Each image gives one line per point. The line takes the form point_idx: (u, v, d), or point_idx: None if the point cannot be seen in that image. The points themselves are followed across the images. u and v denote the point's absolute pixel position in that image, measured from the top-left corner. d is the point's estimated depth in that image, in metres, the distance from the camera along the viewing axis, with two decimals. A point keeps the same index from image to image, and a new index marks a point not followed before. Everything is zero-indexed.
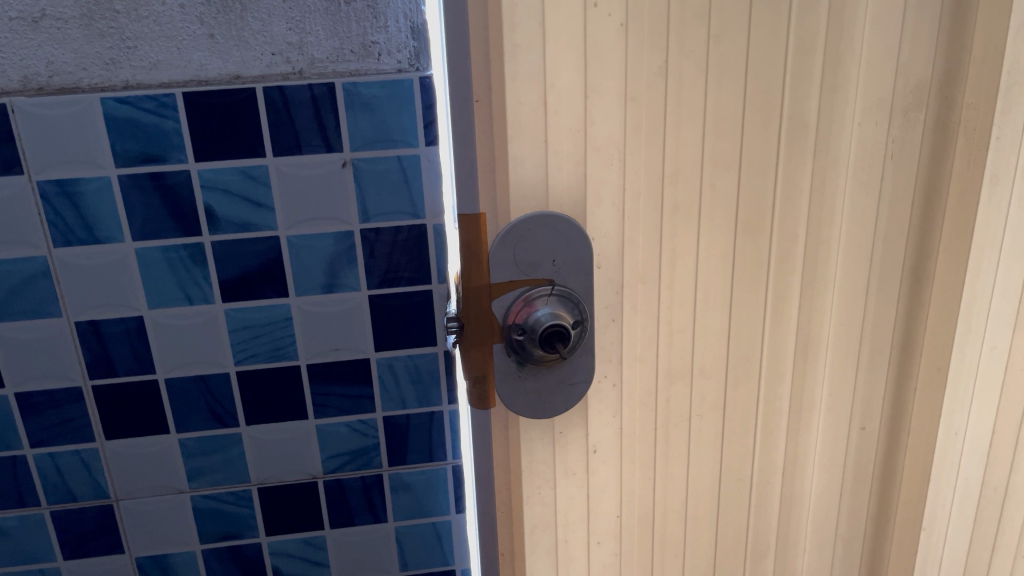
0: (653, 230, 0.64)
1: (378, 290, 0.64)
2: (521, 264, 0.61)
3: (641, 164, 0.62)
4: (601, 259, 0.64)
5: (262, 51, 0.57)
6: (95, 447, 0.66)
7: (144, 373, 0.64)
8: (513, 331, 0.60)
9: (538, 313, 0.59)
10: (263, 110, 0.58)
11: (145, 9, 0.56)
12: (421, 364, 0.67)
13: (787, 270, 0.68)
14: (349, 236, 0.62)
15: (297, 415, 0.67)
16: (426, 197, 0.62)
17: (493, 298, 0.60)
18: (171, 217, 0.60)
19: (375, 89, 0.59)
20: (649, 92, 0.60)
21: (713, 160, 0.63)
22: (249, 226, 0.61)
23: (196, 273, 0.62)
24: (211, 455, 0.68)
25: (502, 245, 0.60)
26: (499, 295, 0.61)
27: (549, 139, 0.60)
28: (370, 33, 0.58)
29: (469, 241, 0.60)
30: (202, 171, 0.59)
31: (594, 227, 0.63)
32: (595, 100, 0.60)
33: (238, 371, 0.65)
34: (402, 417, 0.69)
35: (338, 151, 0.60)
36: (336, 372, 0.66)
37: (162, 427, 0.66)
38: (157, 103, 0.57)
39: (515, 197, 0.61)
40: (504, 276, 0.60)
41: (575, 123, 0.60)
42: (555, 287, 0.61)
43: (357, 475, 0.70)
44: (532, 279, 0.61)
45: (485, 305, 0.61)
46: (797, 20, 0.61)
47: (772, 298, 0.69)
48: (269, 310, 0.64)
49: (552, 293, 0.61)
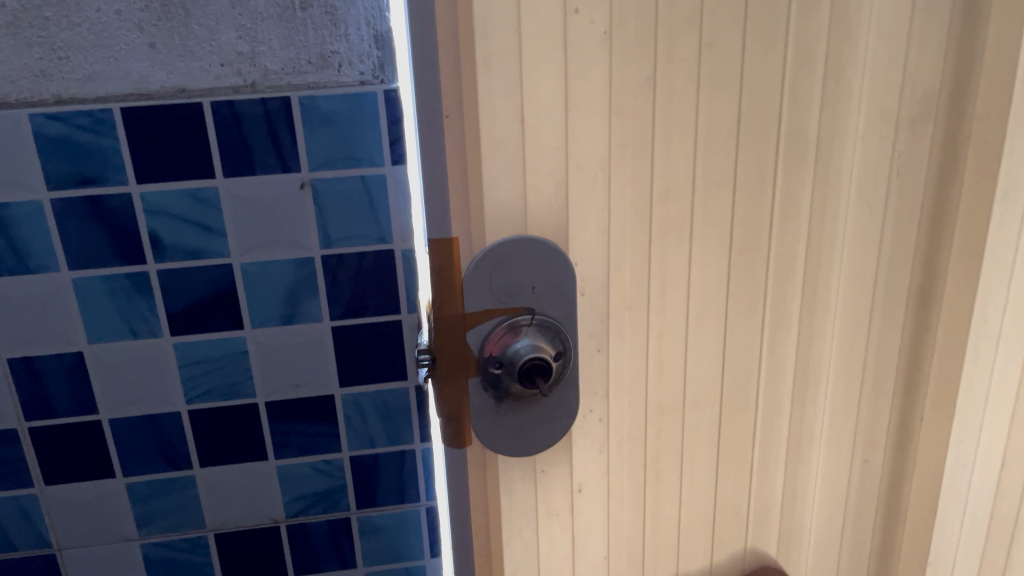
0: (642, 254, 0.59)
1: (343, 321, 0.59)
2: (497, 291, 0.54)
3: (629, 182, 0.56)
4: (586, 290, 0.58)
5: (210, 61, 0.52)
6: (35, 493, 0.61)
7: (86, 413, 0.59)
8: (489, 364, 0.54)
9: (518, 347, 0.53)
10: (211, 126, 0.53)
11: (77, 15, 0.50)
12: (390, 399, 0.62)
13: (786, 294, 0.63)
14: (310, 263, 0.57)
15: (256, 455, 0.62)
16: (394, 220, 0.57)
17: (467, 328, 0.54)
18: (111, 243, 0.55)
19: (335, 103, 0.54)
20: (637, 105, 0.55)
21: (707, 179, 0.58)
22: (199, 253, 0.56)
23: (141, 304, 0.56)
24: (162, 499, 0.62)
25: (474, 272, 0.54)
26: (474, 325, 0.54)
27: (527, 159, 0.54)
28: (329, 42, 0.53)
29: (440, 266, 0.53)
30: (146, 194, 0.54)
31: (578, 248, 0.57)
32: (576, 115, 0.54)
33: (189, 410, 0.60)
34: (371, 456, 0.63)
35: (296, 170, 0.55)
36: (297, 410, 0.61)
37: (108, 470, 0.61)
38: (92, 120, 0.52)
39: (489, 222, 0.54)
40: (478, 306, 0.54)
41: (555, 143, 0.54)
42: (535, 316, 0.55)
43: (323, 518, 0.65)
44: (509, 308, 0.55)
45: (459, 336, 0.54)
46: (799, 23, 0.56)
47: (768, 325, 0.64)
48: (222, 343, 0.58)
49: (531, 323, 0.55)
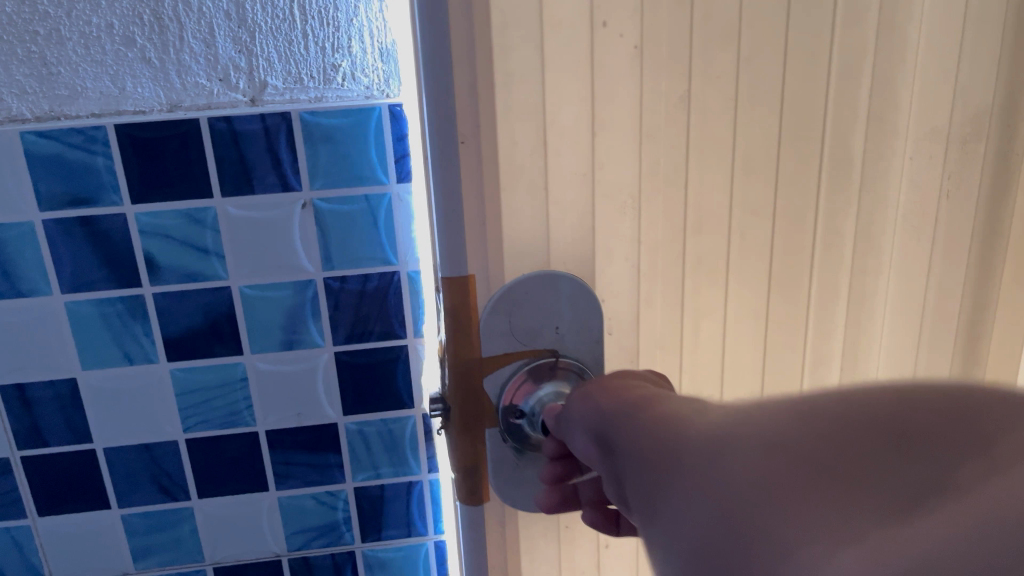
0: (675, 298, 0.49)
1: (346, 346, 0.56)
2: (516, 332, 0.46)
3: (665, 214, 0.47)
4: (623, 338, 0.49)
5: (206, 76, 0.50)
6: (27, 525, 0.58)
7: (80, 443, 0.56)
8: (510, 416, 0.46)
9: (541, 396, 0.45)
10: (207, 145, 0.51)
11: (68, 29, 0.48)
12: (397, 429, 0.59)
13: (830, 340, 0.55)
14: (311, 286, 0.54)
15: (256, 485, 0.59)
16: (399, 241, 0.54)
17: (486, 374, 0.46)
18: (105, 266, 0.53)
19: (338, 119, 0.51)
20: (668, 130, 0.46)
21: (757, 219, 0.50)
22: (196, 276, 0.53)
23: (137, 329, 0.54)
24: (160, 531, 0.60)
25: (497, 313, 0.45)
26: (492, 370, 0.46)
27: (547, 199, 0.45)
28: (330, 54, 0.51)
29: (455, 309, 0.45)
30: (141, 214, 0.52)
31: (605, 285, 0.47)
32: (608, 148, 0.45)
33: (187, 439, 0.57)
34: (376, 488, 0.61)
35: (297, 190, 0.52)
36: (299, 439, 0.58)
37: (103, 501, 0.58)
38: (84, 137, 0.50)
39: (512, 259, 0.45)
40: (496, 348, 0.45)
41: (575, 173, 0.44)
42: (561, 359, 0.46)
43: (326, 552, 0.62)
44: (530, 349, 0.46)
45: (475, 383, 0.46)
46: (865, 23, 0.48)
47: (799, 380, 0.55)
48: (221, 370, 0.56)
49: (558, 367, 0.46)
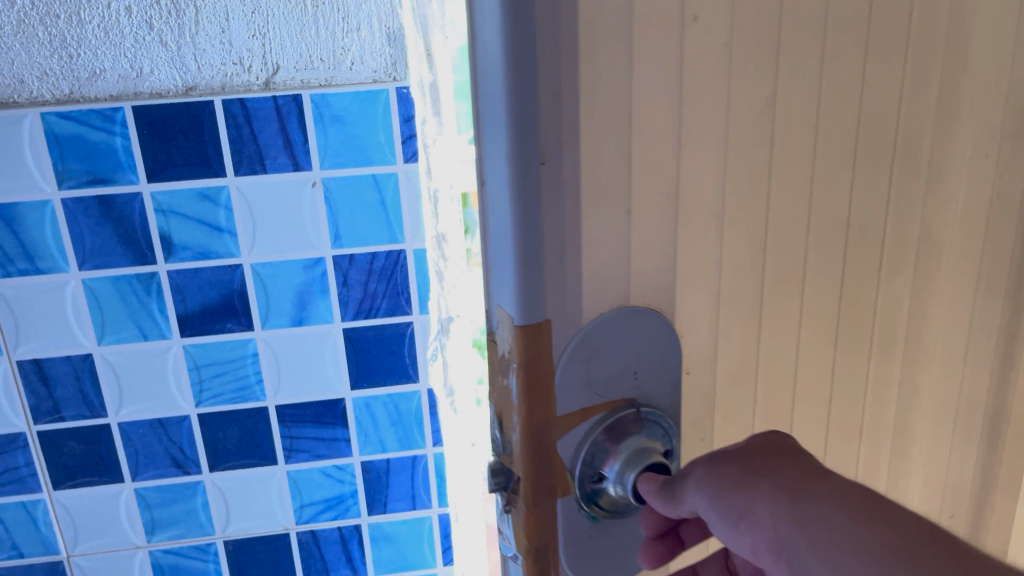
0: (743, 354, 0.30)
1: (354, 323, 0.58)
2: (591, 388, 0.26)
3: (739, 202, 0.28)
4: (720, 401, 0.30)
5: (221, 59, 0.52)
6: (42, 499, 0.60)
7: (95, 416, 0.58)
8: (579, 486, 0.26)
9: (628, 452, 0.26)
10: (221, 125, 0.53)
11: (87, 12, 0.50)
12: (402, 404, 0.61)
13: (879, 410, 0.37)
14: (319, 263, 0.56)
15: (266, 459, 0.61)
16: (405, 220, 0.56)
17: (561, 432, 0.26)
18: (122, 244, 0.54)
19: (347, 102, 0.53)
20: (755, 130, 0.28)
21: (838, 245, 0.33)
22: (209, 254, 0.55)
23: (151, 305, 0.56)
24: (171, 505, 0.61)
25: (576, 355, 0.26)
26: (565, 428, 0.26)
27: (634, 238, 0.26)
28: (340, 38, 0.52)
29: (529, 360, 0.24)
30: (157, 192, 0.53)
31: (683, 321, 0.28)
32: (703, 166, 0.27)
33: (199, 414, 0.59)
34: (382, 461, 0.63)
35: (307, 169, 0.54)
36: (308, 413, 0.60)
37: (117, 474, 0.60)
38: (102, 118, 0.52)
39: (593, 296, 0.26)
40: (571, 408, 0.26)
41: (662, 198, 0.26)
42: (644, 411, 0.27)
43: (333, 525, 0.64)
44: (609, 408, 0.27)
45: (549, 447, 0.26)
46: (906, 117, 0.34)
47: (852, 465, 0.37)
48: (232, 346, 0.58)
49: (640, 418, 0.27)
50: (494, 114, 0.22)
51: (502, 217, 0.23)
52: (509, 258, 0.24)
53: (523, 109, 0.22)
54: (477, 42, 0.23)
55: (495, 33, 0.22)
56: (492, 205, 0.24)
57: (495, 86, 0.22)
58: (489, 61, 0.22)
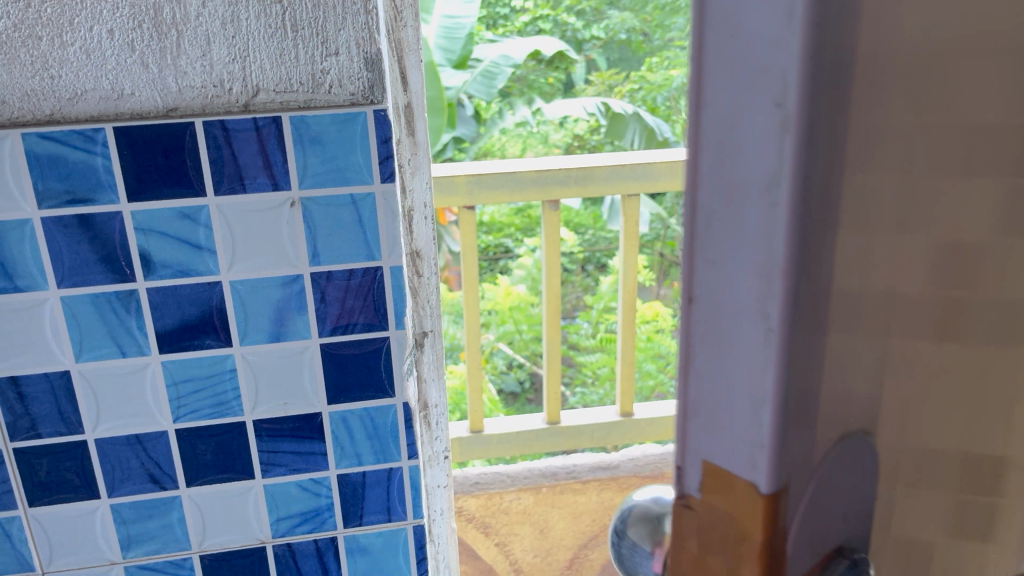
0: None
1: (331, 338, 0.59)
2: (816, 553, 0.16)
3: (928, 285, 0.16)
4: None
5: (202, 81, 0.53)
6: (17, 515, 0.60)
7: (72, 433, 0.59)
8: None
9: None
10: (202, 146, 0.54)
11: (69, 34, 0.51)
12: (378, 417, 0.62)
13: None
14: (298, 281, 0.58)
15: (243, 473, 0.62)
16: (383, 238, 0.58)
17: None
18: (101, 262, 0.55)
19: (327, 124, 0.55)
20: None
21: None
22: (188, 271, 0.56)
23: (130, 322, 0.57)
24: (147, 520, 0.62)
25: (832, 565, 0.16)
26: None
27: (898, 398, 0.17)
28: (318, 62, 0.54)
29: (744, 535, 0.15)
30: (137, 212, 0.54)
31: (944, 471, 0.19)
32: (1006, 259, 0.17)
33: (176, 429, 0.60)
34: (358, 474, 0.64)
35: (286, 189, 0.55)
36: (285, 428, 0.61)
37: (94, 490, 0.60)
38: (84, 138, 0.52)
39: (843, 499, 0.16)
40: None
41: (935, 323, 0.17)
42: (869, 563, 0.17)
43: (309, 538, 0.65)
44: (824, 571, 0.16)
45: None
46: None
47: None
48: (210, 362, 0.59)
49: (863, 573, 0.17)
50: (745, 204, 0.14)
51: (739, 355, 0.14)
52: (754, 413, 0.14)
53: (802, 195, 0.13)
54: (709, 113, 0.14)
55: (770, 99, 0.13)
56: (715, 333, 0.15)
57: (752, 178, 0.13)
58: (740, 123, 0.13)
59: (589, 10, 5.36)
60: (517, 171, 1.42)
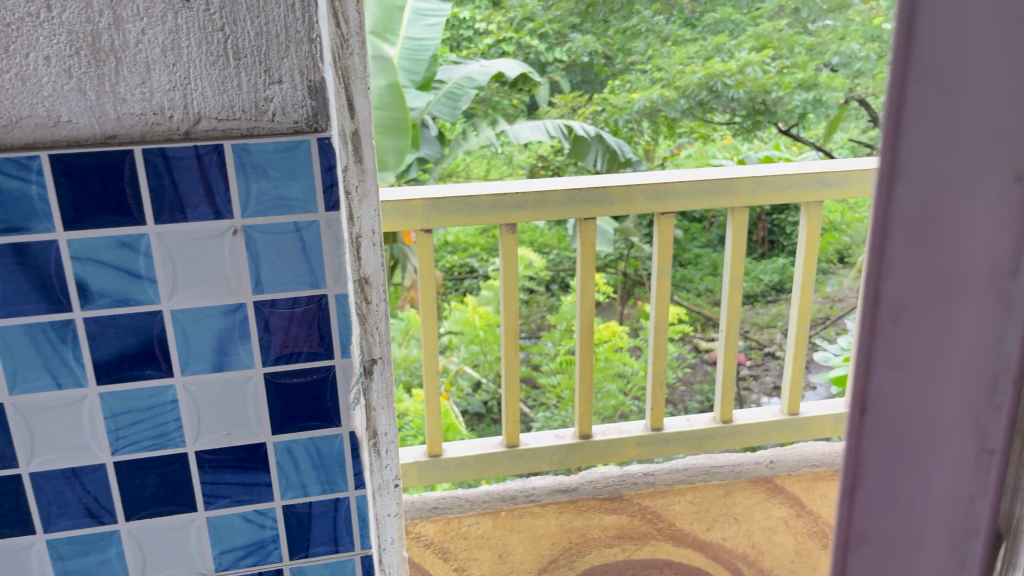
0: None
1: (275, 367, 0.59)
2: None
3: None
4: None
5: (142, 108, 0.52)
6: None
7: (6, 466, 0.57)
8: None
9: None
10: (141, 173, 0.53)
11: (3, 61, 0.49)
12: (323, 446, 0.62)
13: None
14: (240, 309, 0.57)
15: (185, 506, 0.61)
16: (327, 267, 0.57)
17: None
18: (35, 292, 0.54)
19: (269, 152, 0.54)
20: None
21: None
22: (126, 300, 0.55)
23: (66, 353, 0.55)
24: (85, 555, 0.61)
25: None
26: None
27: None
28: (261, 89, 0.54)
29: None
30: (73, 241, 0.53)
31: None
32: None
33: (115, 461, 0.59)
34: (304, 505, 0.63)
35: (228, 217, 0.55)
36: (228, 459, 0.60)
37: (28, 526, 0.59)
38: (18, 166, 0.51)
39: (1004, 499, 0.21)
40: None
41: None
42: None
43: (254, 570, 0.64)
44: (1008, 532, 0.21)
45: None
46: None
47: None
48: (150, 392, 0.58)
49: None
50: (960, 295, 0.20)
51: (966, 304, 0.20)
52: (991, 346, 0.20)
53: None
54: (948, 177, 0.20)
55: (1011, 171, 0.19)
56: (893, 421, 0.22)
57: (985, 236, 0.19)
58: (946, 209, 0.20)
59: (553, 34, 5.46)
60: (475, 195, 1.43)
